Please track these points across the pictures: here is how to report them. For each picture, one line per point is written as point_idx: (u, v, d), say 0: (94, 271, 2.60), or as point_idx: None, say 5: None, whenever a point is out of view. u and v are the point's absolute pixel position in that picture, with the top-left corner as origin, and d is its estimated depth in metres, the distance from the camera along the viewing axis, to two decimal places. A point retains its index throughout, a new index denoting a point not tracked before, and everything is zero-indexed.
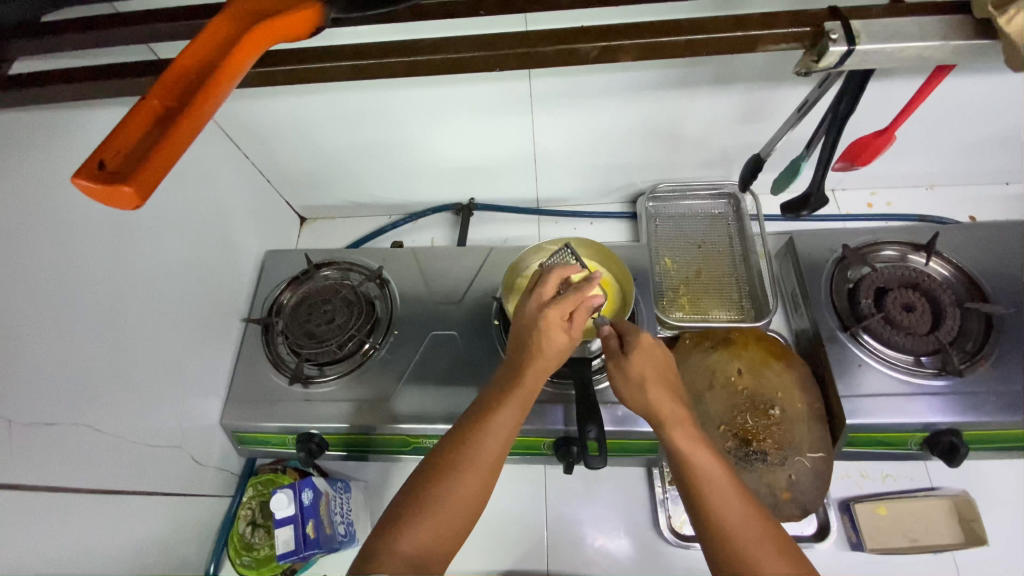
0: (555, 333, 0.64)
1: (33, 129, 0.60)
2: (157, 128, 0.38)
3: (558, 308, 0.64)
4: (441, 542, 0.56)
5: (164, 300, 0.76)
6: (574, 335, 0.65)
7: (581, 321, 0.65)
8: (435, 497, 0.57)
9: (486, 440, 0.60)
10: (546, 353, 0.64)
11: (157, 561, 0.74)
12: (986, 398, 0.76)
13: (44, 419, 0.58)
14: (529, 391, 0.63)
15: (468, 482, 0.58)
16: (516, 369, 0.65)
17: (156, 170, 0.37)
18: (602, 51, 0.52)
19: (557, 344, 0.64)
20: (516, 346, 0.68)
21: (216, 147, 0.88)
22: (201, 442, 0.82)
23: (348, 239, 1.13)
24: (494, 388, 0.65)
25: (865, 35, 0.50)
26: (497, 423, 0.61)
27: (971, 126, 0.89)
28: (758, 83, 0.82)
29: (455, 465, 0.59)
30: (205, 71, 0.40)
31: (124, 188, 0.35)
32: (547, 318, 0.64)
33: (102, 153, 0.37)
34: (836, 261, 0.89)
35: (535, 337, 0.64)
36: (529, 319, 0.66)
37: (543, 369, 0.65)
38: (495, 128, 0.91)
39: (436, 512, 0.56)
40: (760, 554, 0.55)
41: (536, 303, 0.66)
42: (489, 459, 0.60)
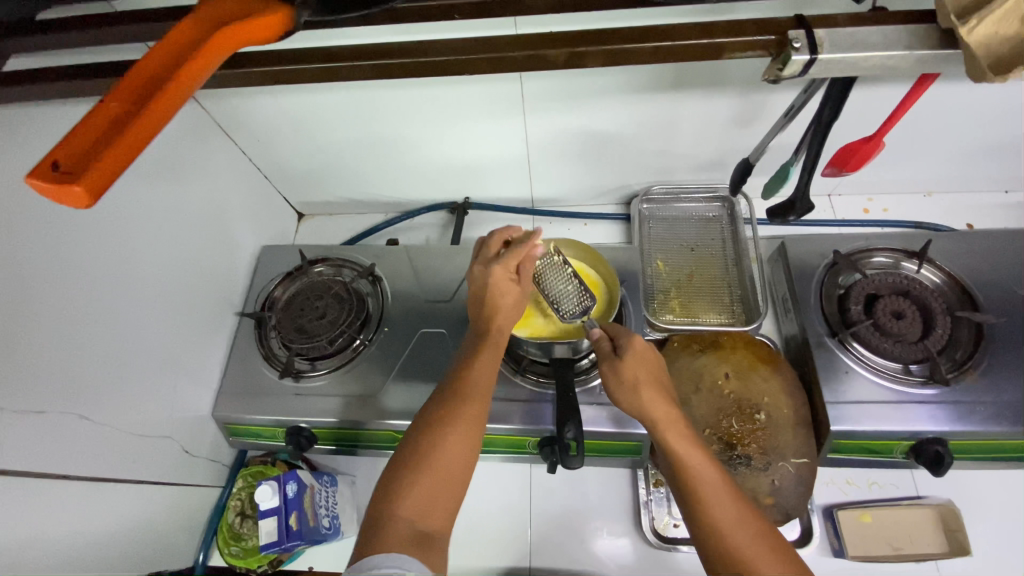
0: (506, 286, 0.70)
1: (30, 125, 0.62)
2: (111, 131, 0.40)
3: (504, 263, 0.70)
4: (439, 501, 0.56)
5: (158, 293, 0.77)
6: (524, 286, 0.71)
7: (528, 273, 0.71)
8: (428, 457, 0.58)
9: (468, 400, 0.63)
10: (504, 308, 0.70)
11: (144, 548, 0.75)
12: (974, 407, 0.75)
13: (34, 407, 0.60)
14: (496, 346, 0.69)
15: (458, 441, 0.59)
16: (481, 331, 0.71)
17: (107, 172, 0.39)
18: (570, 56, 0.55)
19: (511, 295, 0.70)
20: (476, 311, 0.73)
21: (213, 143, 0.89)
22: (192, 433, 0.83)
23: (344, 236, 1.15)
24: (463, 354, 0.70)
25: (829, 43, 0.51)
26: (474, 382, 0.64)
27: (967, 133, 0.88)
28: (748, 87, 0.82)
29: (442, 425, 0.60)
30: (161, 79, 0.42)
31: (75, 188, 0.37)
32: (494, 272, 0.70)
33: (56, 153, 0.38)
34: (827, 267, 0.89)
35: (490, 295, 0.70)
36: (480, 279, 0.71)
37: (506, 323, 0.70)
38: (487, 129, 0.92)
39: (431, 471, 0.57)
40: (754, 549, 0.55)
41: (483, 262, 0.72)
42: (473, 417, 0.62)
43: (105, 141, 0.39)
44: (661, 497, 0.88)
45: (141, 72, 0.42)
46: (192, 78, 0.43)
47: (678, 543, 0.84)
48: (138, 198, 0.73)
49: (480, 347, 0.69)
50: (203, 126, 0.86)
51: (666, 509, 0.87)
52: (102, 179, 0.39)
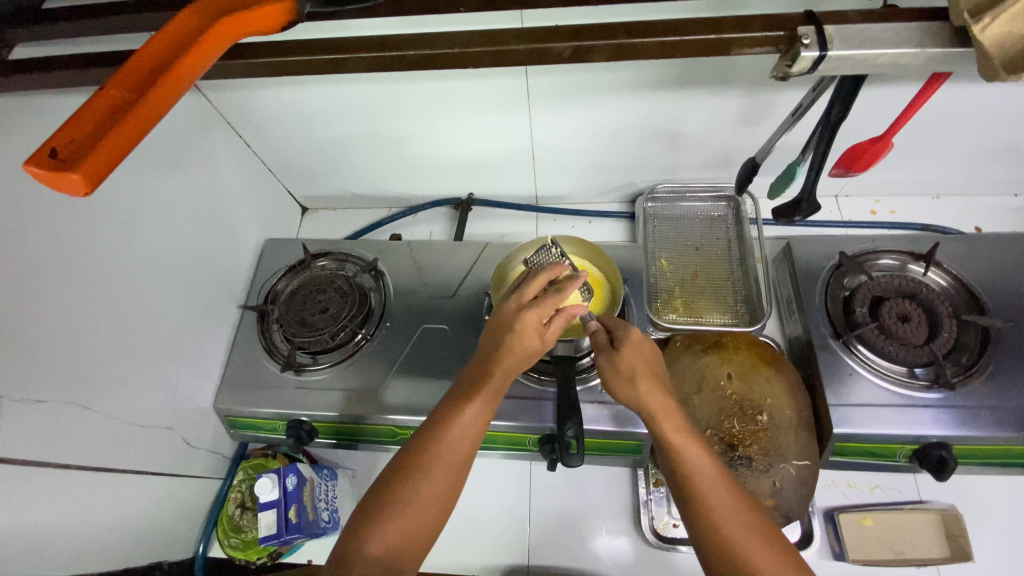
0: (531, 335, 0.64)
1: (33, 114, 0.62)
2: (110, 118, 0.40)
3: (539, 312, 0.63)
4: (414, 538, 0.57)
5: (161, 284, 0.78)
6: (545, 339, 0.66)
7: (556, 327, 0.66)
8: (404, 495, 0.58)
9: (451, 440, 0.61)
10: (515, 352, 0.64)
11: (145, 538, 0.76)
12: (979, 412, 0.75)
13: (35, 395, 0.60)
14: (498, 383, 0.65)
15: (437, 480, 0.59)
16: (483, 365, 0.66)
17: (105, 160, 0.39)
18: (575, 51, 0.54)
19: (529, 345, 0.64)
20: (485, 343, 0.68)
21: (217, 135, 0.89)
22: (194, 424, 0.84)
23: (348, 230, 1.15)
24: (460, 384, 0.66)
25: (839, 40, 0.50)
26: (461, 421, 0.62)
27: (978, 136, 0.87)
28: (756, 86, 0.81)
29: (423, 465, 0.60)
30: (165, 64, 0.42)
31: (72, 175, 0.37)
32: (526, 321, 0.63)
33: (54, 140, 0.39)
34: (832, 268, 0.88)
35: (510, 337, 0.64)
36: (507, 318, 0.65)
37: (513, 366, 0.65)
38: (493, 125, 0.91)
39: (406, 510, 0.58)
40: (752, 549, 0.54)
41: (518, 302, 0.66)
42: (456, 455, 0.61)
43: (104, 128, 0.39)
44: (660, 497, 0.88)
45: (142, 59, 0.42)
46: (192, 68, 0.44)
47: (677, 543, 0.84)
48: (141, 189, 0.74)
49: (480, 379, 0.65)
50: (208, 117, 0.86)
51: (665, 509, 0.87)
52: (100, 167, 0.39)
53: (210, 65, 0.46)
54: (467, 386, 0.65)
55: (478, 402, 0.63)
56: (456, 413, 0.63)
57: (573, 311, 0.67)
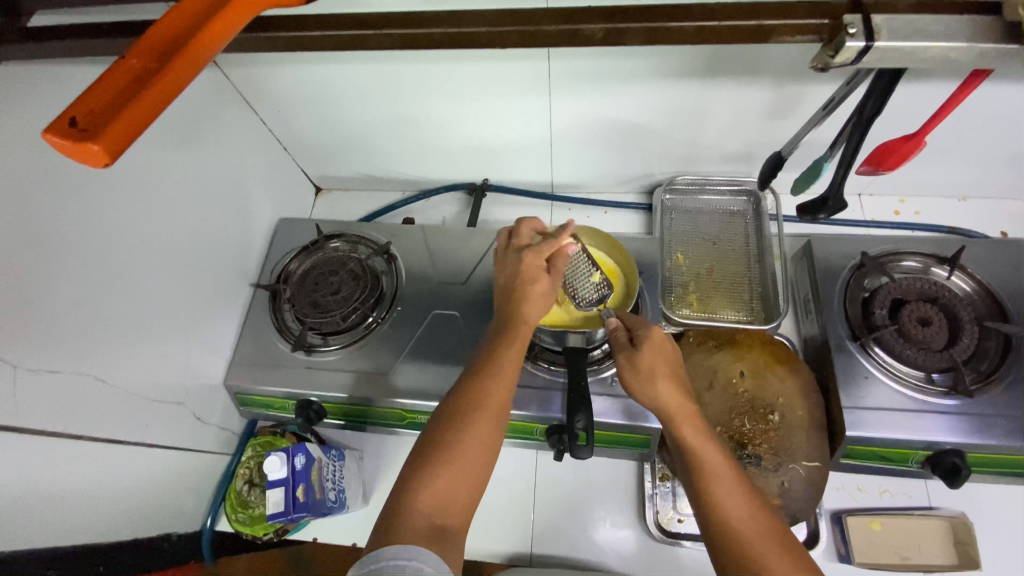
0: (538, 275, 0.67)
1: (48, 83, 0.61)
2: (132, 89, 0.41)
3: (534, 254, 0.68)
4: (457, 497, 0.56)
5: (174, 259, 0.77)
6: (554, 280, 0.68)
7: (559, 265, 0.68)
8: (444, 455, 0.57)
9: (489, 396, 0.61)
10: (531, 301, 0.67)
11: (154, 510, 0.77)
12: (996, 420, 0.73)
13: (49, 366, 0.60)
14: (524, 335, 0.67)
15: (477, 437, 0.59)
16: (505, 325, 0.67)
17: (125, 133, 0.40)
18: (606, 33, 0.54)
19: (542, 286, 0.67)
20: (502, 300, 0.70)
21: (232, 110, 0.88)
22: (203, 400, 0.84)
23: (361, 212, 1.14)
24: (485, 349, 0.67)
25: (886, 31, 0.48)
26: (496, 375, 0.63)
27: (1012, 138, 0.84)
28: (786, 78, 0.79)
29: (463, 421, 0.59)
30: (186, 36, 0.43)
31: (92, 146, 0.38)
32: (524, 264, 0.68)
33: (73, 110, 0.39)
34: (853, 269, 0.86)
35: (519, 286, 0.68)
36: (510, 269, 0.70)
37: (534, 319, 0.67)
38: (512, 110, 0.90)
39: (451, 466, 0.57)
40: (769, 549, 0.54)
41: (516, 252, 0.70)
42: (495, 409, 0.61)
43: (125, 99, 0.40)
44: (666, 492, 0.88)
45: (164, 30, 0.43)
46: (213, 41, 0.44)
47: (682, 538, 0.84)
48: (157, 163, 0.73)
49: (507, 335, 0.66)
50: (223, 92, 0.85)
51: (671, 504, 0.87)
52: (120, 139, 0.39)
53: (235, 36, 0.46)
54: (497, 341, 0.66)
55: (508, 356, 0.64)
56: (490, 367, 0.64)
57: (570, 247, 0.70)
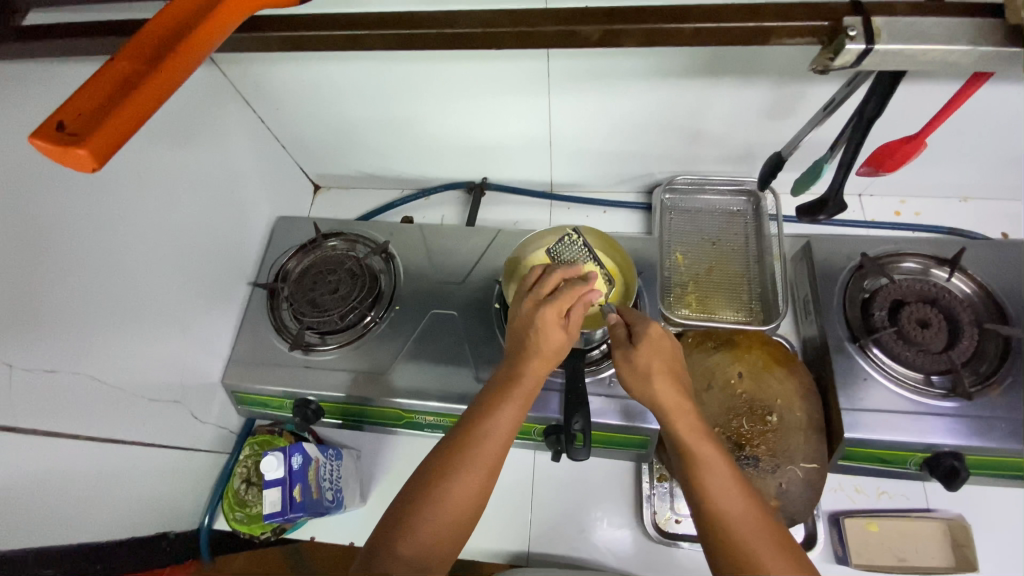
0: (553, 330, 0.65)
1: (42, 81, 0.61)
2: (121, 91, 0.40)
3: (556, 306, 0.65)
4: (441, 543, 0.57)
5: (171, 258, 0.77)
6: (569, 332, 0.66)
7: (576, 317, 0.67)
8: (432, 499, 0.57)
9: (486, 444, 0.60)
10: (542, 352, 0.65)
11: (151, 509, 0.77)
12: (994, 423, 0.73)
13: (46, 365, 0.60)
14: (531, 386, 0.65)
15: (468, 485, 0.58)
16: (514, 369, 0.65)
17: (113, 137, 0.39)
18: (604, 34, 0.54)
19: (555, 341, 0.65)
20: (512, 344, 0.68)
21: (229, 108, 0.87)
22: (201, 399, 0.84)
23: (359, 210, 1.13)
24: (489, 391, 0.65)
25: (887, 33, 0.48)
26: (496, 423, 0.61)
27: (1013, 140, 0.84)
28: (787, 78, 0.78)
29: (456, 466, 0.59)
30: (175, 37, 0.43)
31: (80, 150, 0.38)
32: (544, 317, 0.64)
33: (61, 113, 0.39)
34: (853, 269, 0.86)
35: (533, 336, 0.65)
36: (525, 319, 0.66)
37: (545, 364, 0.66)
38: (511, 109, 0.89)
39: (437, 512, 0.57)
40: (764, 554, 0.53)
41: (533, 302, 0.67)
42: (491, 459, 0.60)
43: (113, 103, 0.40)
44: (664, 493, 0.87)
45: (152, 31, 0.43)
46: (201, 44, 0.44)
47: (679, 539, 0.84)
48: (154, 161, 0.73)
49: (513, 382, 0.64)
50: (221, 90, 0.84)
51: (668, 504, 0.87)
52: (108, 143, 0.39)
53: (224, 38, 0.46)
54: (503, 385, 0.65)
55: (512, 405, 0.62)
56: (491, 414, 0.62)
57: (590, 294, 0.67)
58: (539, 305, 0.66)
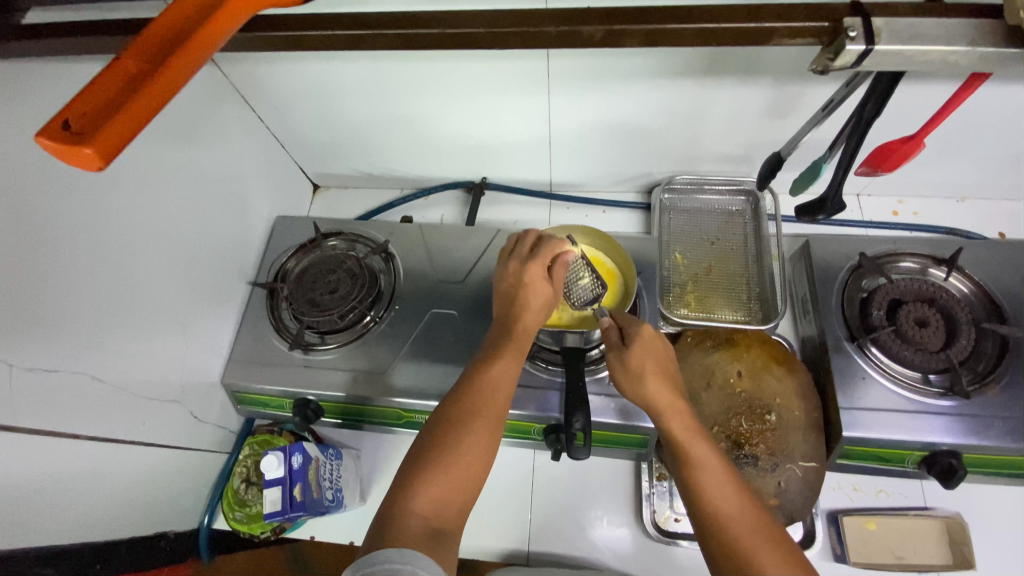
0: (539, 285, 0.68)
1: (42, 80, 0.61)
2: (125, 91, 0.40)
3: (539, 262, 0.69)
4: (453, 500, 0.56)
5: (170, 257, 0.77)
6: (555, 287, 0.69)
7: (560, 272, 0.70)
8: (439, 457, 0.57)
9: (488, 398, 0.62)
10: (531, 308, 0.68)
11: (151, 508, 0.77)
12: (991, 422, 0.73)
13: (47, 365, 0.60)
14: (523, 341, 0.67)
15: (474, 440, 0.59)
16: (506, 329, 0.68)
17: (118, 135, 0.39)
18: (606, 34, 0.54)
19: (543, 294, 0.68)
20: (501, 305, 0.71)
21: (229, 107, 0.87)
22: (200, 399, 0.84)
23: (359, 210, 1.13)
24: (484, 351, 0.67)
25: (887, 34, 0.48)
26: (493, 378, 0.63)
27: (1010, 140, 0.84)
28: (787, 78, 0.78)
29: (460, 422, 0.60)
30: (179, 38, 0.43)
31: (85, 149, 0.37)
32: (529, 271, 0.68)
33: (66, 113, 0.39)
34: (852, 269, 0.86)
35: (521, 293, 0.69)
36: (512, 277, 0.70)
37: (534, 320, 0.69)
38: (511, 108, 0.89)
39: (446, 470, 0.57)
40: (757, 547, 0.54)
41: (517, 261, 0.71)
42: (493, 414, 0.61)
43: (118, 103, 0.40)
44: (663, 491, 0.88)
45: (156, 33, 0.43)
46: (206, 44, 0.44)
47: (679, 538, 0.84)
48: (154, 161, 0.73)
49: (505, 339, 0.67)
50: (220, 90, 0.84)
51: (668, 503, 0.87)
52: (113, 142, 0.39)
53: (227, 40, 0.47)
54: (496, 344, 0.67)
55: (507, 359, 0.65)
56: (488, 369, 0.64)
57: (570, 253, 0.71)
58: (523, 262, 0.70)
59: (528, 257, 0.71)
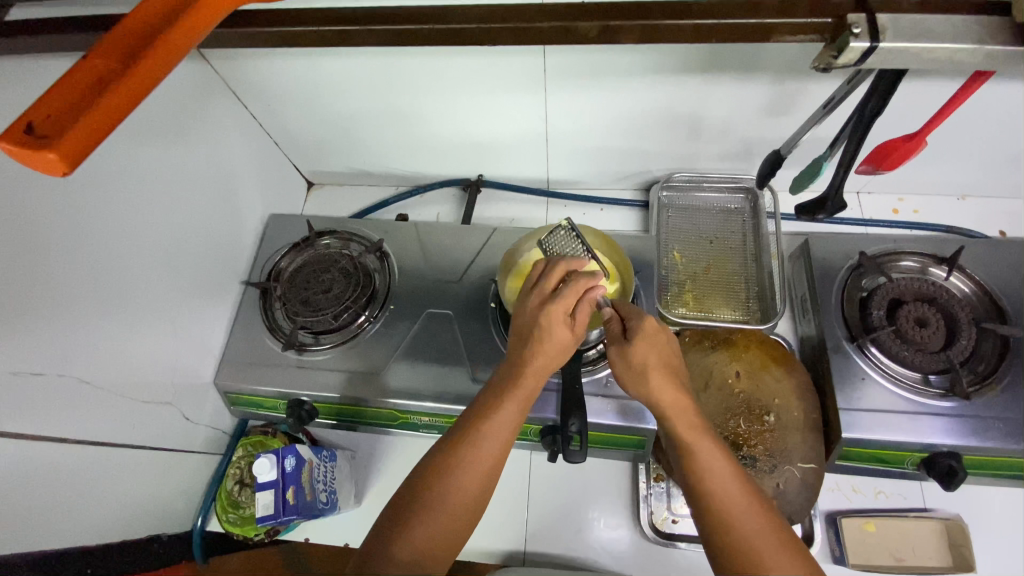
0: (558, 330, 0.64)
1: (27, 78, 0.60)
2: (93, 92, 0.39)
3: (560, 305, 0.64)
4: (437, 547, 0.56)
5: (161, 258, 0.76)
6: (574, 331, 0.65)
7: (582, 316, 0.65)
8: (428, 503, 0.57)
9: (486, 445, 0.59)
10: (546, 353, 0.64)
11: (142, 512, 0.76)
12: (992, 423, 0.73)
13: (33, 368, 0.59)
14: (531, 387, 0.63)
15: (466, 487, 0.58)
16: (514, 371, 0.64)
17: (84, 140, 0.38)
18: (603, 30, 0.53)
19: (560, 341, 0.64)
20: (516, 344, 0.67)
21: (221, 104, 0.86)
22: (193, 400, 0.83)
23: (353, 208, 1.12)
24: (493, 387, 0.65)
25: (893, 31, 0.47)
26: (495, 426, 0.60)
27: (1013, 138, 0.83)
28: (787, 75, 0.77)
29: (454, 470, 0.58)
30: (151, 36, 0.42)
31: (48, 154, 0.36)
32: (549, 316, 0.63)
33: (30, 115, 0.38)
34: (851, 268, 0.85)
35: (538, 336, 0.64)
36: (531, 315, 0.65)
37: (546, 366, 0.64)
38: (507, 105, 0.88)
39: (433, 517, 0.56)
40: (764, 549, 0.53)
41: (539, 299, 0.66)
42: (490, 463, 0.59)
43: (84, 105, 0.39)
44: (661, 492, 0.87)
45: (128, 31, 0.42)
46: (180, 42, 0.43)
47: (677, 539, 0.84)
48: (143, 160, 0.71)
49: (512, 383, 0.63)
50: (212, 87, 0.83)
51: (666, 504, 0.86)
52: (79, 146, 0.38)
53: (203, 37, 0.45)
54: (502, 387, 0.64)
55: (511, 407, 0.62)
56: (490, 416, 0.61)
57: (598, 290, 0.65)
58: (544, 302, 0.65)
59: (550, 296, 0.65)
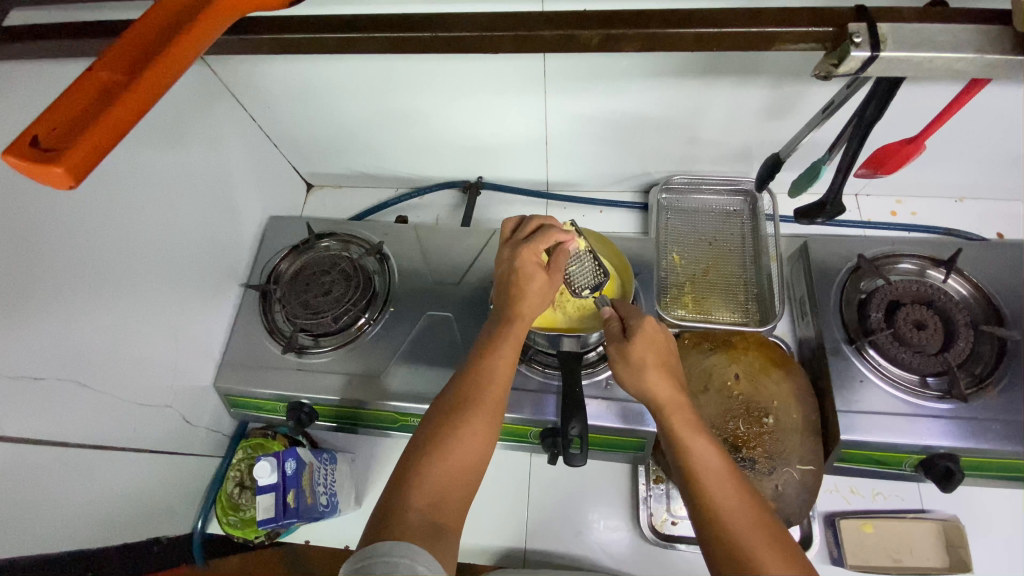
0: (534, 272, 0.68)
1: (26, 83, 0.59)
2: (97, 104, 0.39)
3: (531, 248, 0.69)
4: (449, 493, 0.54)
5: (161, 260, 0.76)
6: (550, 275, 0.69)
7: (554, 261, 0.70)
8: (436, 449, 0.56)
9: (486, 388, 0.61)
10: (529, 297, 0.67)
11: (143, 514, 0.76)
12: (989, 425, 0.73)
13: (33, 373, 0.59)
14: (520, 330, 0.66)
15: (473, 432, 0.58)
16: (503, 317, 0.67)
17: (88, 152, 0.38)
18: (604, 39, 0.53)
19: (537, 282, 0.68)
20: (500, 295, 0.70)
21: (220, 107, 0.86)
22: (193, 403, 0.83)
23: (353, 210, 1.12)
24: (482, 343, 0.67)
25: (892, 41, 0.48)
26: (492, 369, 0.63)
27: (1010, 141, 0.84)
28: (786, 79, 0.77)
29: (459, 415, 0.59)
30: (155, 48, 0.42)
31: (55, 168, 0.36)
32: (521, 256, 0.68)
33: (35, 128, 0.38)
34: (851, 270, 0.86)
35: (518, 282, 0.68)
36: (507, 260, 0.70)
37: (531, 309, 0.67)
38: (506, 108, 0.88)
39: (443, 461, 0.56)
40: (757, 543, 0.53)
41: (513, 246, 0.71)
42: (491, 405, 0.60)
43: (90, 117, 0.38)
44: (660, 494, 0.87)
45: (132, 41, 0.42)
46: (184, 52, 0.43)
47: (676, 541, 0.84)
48: (143, 163, 0.71)
49: (501, 330, 0.66)
50: (211, 90, 0.83)
51: (665, 506, 0.87)
52: (85, 159, 0.38)
53: (207, 46, 0.45)
54: (494, 335, 0.66)
55: (505, 350, 0.64)
56: (485, 361, 0.63)
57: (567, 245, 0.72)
58: (518, 247, 0.70)
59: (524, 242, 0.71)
